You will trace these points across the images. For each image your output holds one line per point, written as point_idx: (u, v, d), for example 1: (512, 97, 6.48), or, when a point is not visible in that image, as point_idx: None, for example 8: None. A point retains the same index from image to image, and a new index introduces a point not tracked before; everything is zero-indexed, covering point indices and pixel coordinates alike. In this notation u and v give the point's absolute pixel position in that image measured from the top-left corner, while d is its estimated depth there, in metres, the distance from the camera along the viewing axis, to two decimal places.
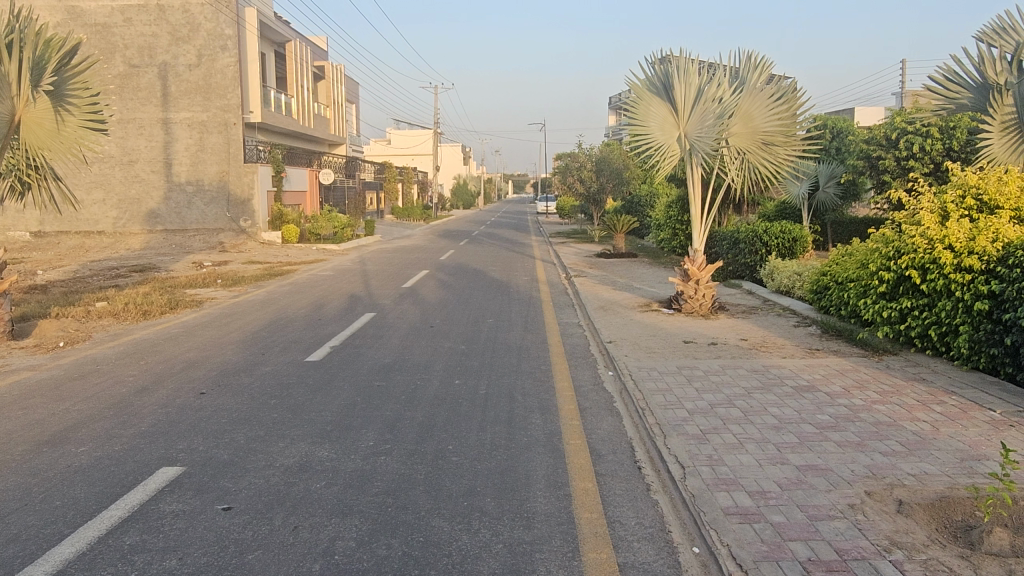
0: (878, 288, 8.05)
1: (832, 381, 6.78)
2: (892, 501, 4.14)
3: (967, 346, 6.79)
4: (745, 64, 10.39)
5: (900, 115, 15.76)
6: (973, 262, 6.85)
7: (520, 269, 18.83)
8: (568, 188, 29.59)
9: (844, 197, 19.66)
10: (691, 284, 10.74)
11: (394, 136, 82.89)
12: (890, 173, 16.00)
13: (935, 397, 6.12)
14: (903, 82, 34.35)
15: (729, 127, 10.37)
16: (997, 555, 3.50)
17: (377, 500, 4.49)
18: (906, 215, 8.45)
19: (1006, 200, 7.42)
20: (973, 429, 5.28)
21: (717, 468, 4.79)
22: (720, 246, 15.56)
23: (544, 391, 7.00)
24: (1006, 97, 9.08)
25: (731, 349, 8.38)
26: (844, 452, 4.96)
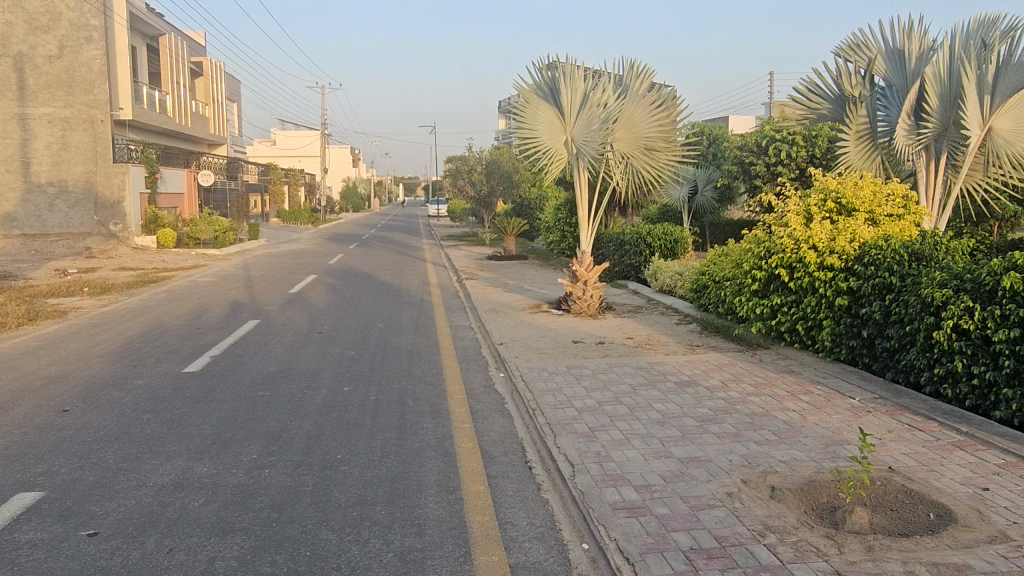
0: (752, 286, 8.53)
1: (711, 375, 7.11)
2: (766, 487, 4.37)
3: (830, 339, 7.32)
4: (628, 72, 10.79)
5: (768, 124, 16.81)
6: (833, 261, 7.38)
7: (410, 272, 18.63)
8: (459, 191, 29.66)
9: (720, 201, 20.70)
10: (579, 285, 10.99)
11: (278, 137, 80.20)
12: (761, 178, 16.98)
13: (802, 388, 6.53)
14: (771, 93, 36.73)
15: (613, 133, 10.70)
16: (858, 533, 3.76)
17: (261, 516, 4.29)
18: (775, 217, 8.98)
19: (861, 203, 8.04)
20: (836, 416, 5.67)
21: (605, 464, 4.91)
22: (607, 248, 16.00)
23: (435, 395, 6.95)
24: (859, 108, 9.79)
25: (618, 348, 8.61)
26: (722, 443, 5.20)
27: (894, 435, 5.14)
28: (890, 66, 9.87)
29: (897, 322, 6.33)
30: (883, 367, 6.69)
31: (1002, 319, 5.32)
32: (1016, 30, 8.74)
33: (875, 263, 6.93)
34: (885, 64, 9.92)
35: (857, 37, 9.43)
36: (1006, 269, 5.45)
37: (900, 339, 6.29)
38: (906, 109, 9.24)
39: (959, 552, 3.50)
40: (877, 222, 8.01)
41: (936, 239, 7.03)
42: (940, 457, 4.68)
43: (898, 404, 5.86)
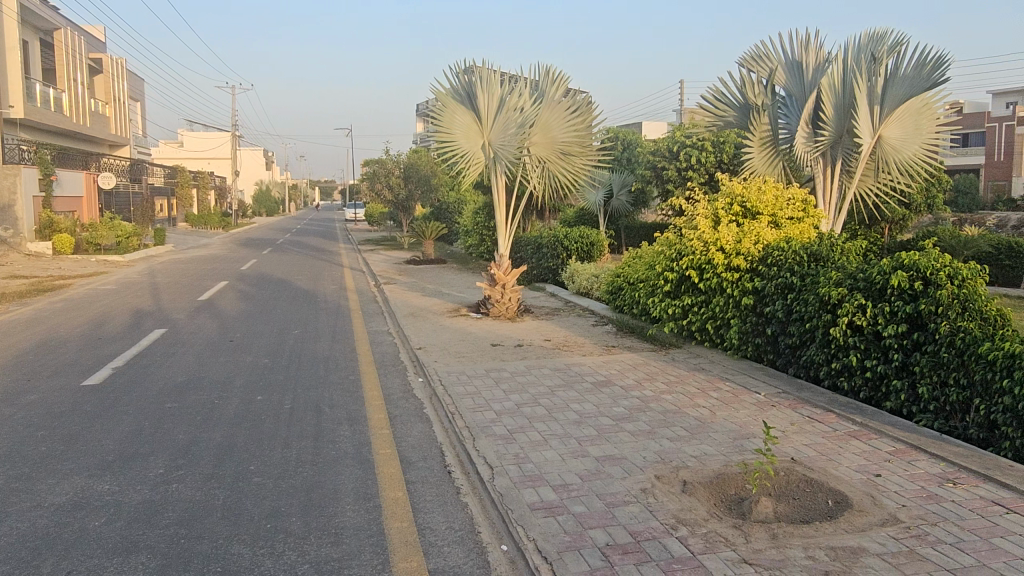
0: (664, 287, 8.79)
1: (626, 375, 7.28)
2: (678, 482, 4.51)
3: (738, 337, 7.63)
4: (544, 78, 10.94)
5: (679, 130, 17.36)
6: (740, 262, 7.70)
7: (327, 277, 18.25)
8: (376, 195, 29.24)
9: (634, 205, 21.24)
10: (498, 288, 11.04)
11: (185, 138, 77.06)
12: (672, 182, 17.52)
13: (711, 385, 6.77)
14: (682, 100, 37.97)
15: (530, 137, 10.83)
16: (764, 522, 3.93)
17: (168, 533, 4.11)
18: (685, 220, 9.30)
19: (765, 207, 8.42)
20: (743, 411, 5.92)
21: (523, 466, 4.95)
22: (525, 251, 16.14)
23: (352, 402, 6.84)
24: (762, 117, 10.39)
25: (536, 350, 8.70)
26: (637, 440, 5.34)
27: (796, 428, 5.40)
28: (790, 76, 10.38)
29: (798, 320, 6.67)
30: (786, 363, 7.03)
31: (891, 316, 5.69)
32: (902, 45, 9.33)
33: (778, 264, 7.28)
34: (785, 74, 10.41)
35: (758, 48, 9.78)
36: (895, 269, 5.83)
37: (801, 336, 6.63)
38: (804, 118, 9.73)
39: (855, 535, 3.71)
40: (779, 224, 8.41)
41: (833, 240, 7.44)
42: (838, 447, 4.96)
43: (799, 397, 6.16)
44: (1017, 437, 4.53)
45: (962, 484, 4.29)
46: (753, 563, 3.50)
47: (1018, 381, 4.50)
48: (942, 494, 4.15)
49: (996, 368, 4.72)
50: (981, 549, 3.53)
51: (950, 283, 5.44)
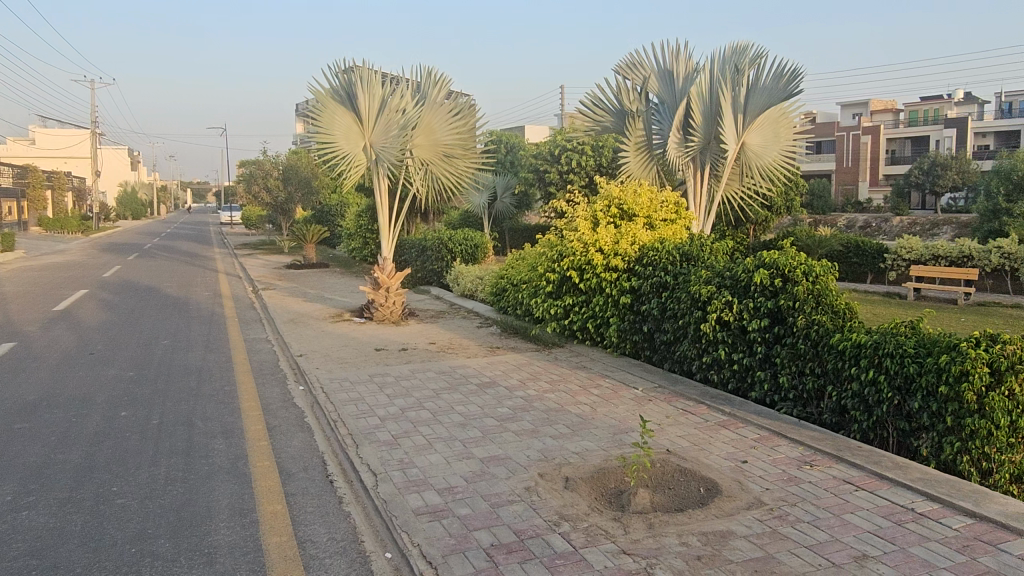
0: (547, 288, 8.96)
1: (510, 376, 7.36)
2: (560, 479, 4.61)
3: (616, 335, 7.90)
4: (425, 79, 10.89)
5: (560, 134, 17.78)
6: (617, 262, 7.97)
7: (200, 284, 17.32)
8: (253, 197, 27.83)
9: (518, 207, 21.58)
10: (381, 292, 10.88)
11: (37, 135, 70.97)
12: (554, 185, 17.91)
13: (592, 382, 6.97)
14: (562, 105, 38.91)
15: (412, 139, 10.73)
16: (641, 512, 4.08)
17: (16, 565, 3.76)
18: (566, 221, 9.51)
19: (640, 210, 8.76)
20: (622, 406, 6.13)
21: (407, 471, 4.90)
22: (409, 254, 15.98)
23: (227, 414, 6.53)
24: (637, 122, 10.90)
25: (421, 354, 8.64)
26: (520, 439, 5.41)
27: (671, 420, 5.64)
28: (661, 83, 10.86)
29: (672, 317, 6.98)
30: (662, 358, 7.35)
31: (755, 311, 6.05)
32: (762, 57, 9.95)
33: (653, 264, 7.60)
34: (657, 82, 10.88)
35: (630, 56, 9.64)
36: (757, 267, 6.22)
37: (675, 333, 6.94)
38: (675, 125, 10.19)
39: (724, 520, 3.92)
40: (653, 226, 8.77)
41: (703, 241, 7.84)
42: (709, 437, 5.22)
43: (674, 391, 6.45)
44: (864, 419, 4.94)
45: (818, 465, 4.62)
46: (631, 553, 3.61)
47: (864, 368, 4.91)
48: (800, 476, 4.45)
49: (845, 357, 5.12)
50: (834, 524, 3.82)
51: (806, 280, 5.86)
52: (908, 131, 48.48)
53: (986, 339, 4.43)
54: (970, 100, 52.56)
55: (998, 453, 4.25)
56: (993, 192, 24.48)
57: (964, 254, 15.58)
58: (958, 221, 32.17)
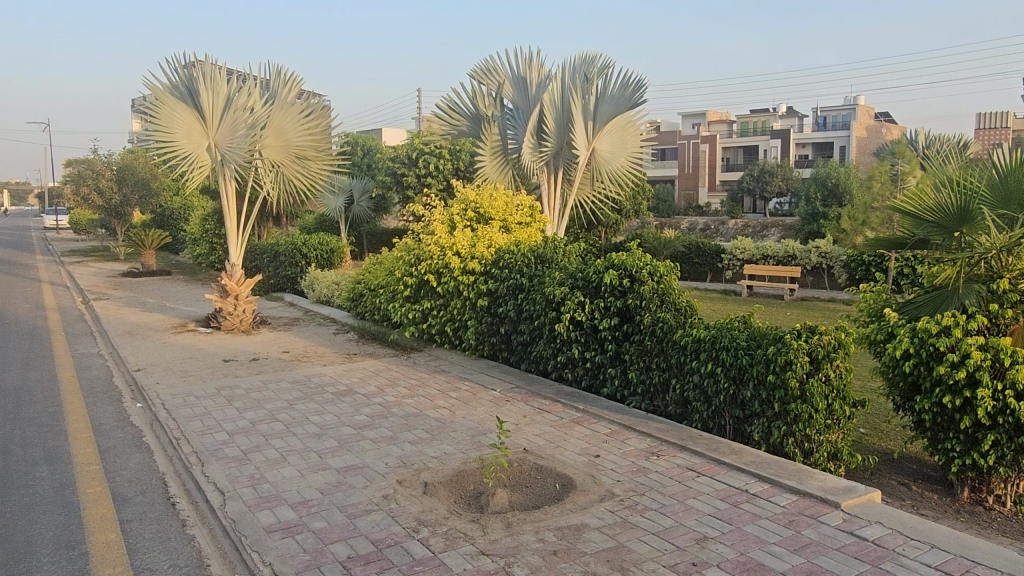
0: (404, 292, 8.88)
1: (368, 382, 7.22)
2: (419, 484, 4.57)
3: (474, 338, 7.96)
4: (274, 78, 10.49)
5: (417, 137, 17.72)
6: (474, 265, 8.04)
7: (18, 296, 15.59)
8: (82, 200, 25.54)
9: (375, 211, 21.23)
10: (230, 300, 10.33)
11: None
12: (412, 188, 17.81)
13: (451, 385, 6.98)
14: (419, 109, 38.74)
15: (261, 140, 10.22)
16: (500, 512, 4.13)
17: None
18: (422, 225, 9.45)
19: (496, 214, 8.88)
20: (481, 408, 6.18)
21: (259, 487, 4.67)
22: (260, 260, 15.24)
23: (52, 438, 5.93)
24: (492, 127, 11.14)
25: (273, 363, 8.28)
26: (378, 447, 5.32)
27: (527, 420, 5.75)
28: (515, 89, 11.12)
29: (528, 319, 7.14)
30: (519, 359, 7.50)
31: (605, 311, 6.32)
32: (608, 67, 10.40)
33: (509, 266, 7.75)
34: (511, 88, 11.14)
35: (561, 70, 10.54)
36: (607, 268, 6.49)
37: (530, 334, 7.11)
38: (529, 130, 10.40)
39: (578, 514, 4.05)
40: (509, 229, 8.92)
41: (557, 243, 8.08)
42: (564, 434, 5.38)
43: (530, 391, 6.59)
44: (705, 409, 5.29)
45: (664, 455, 4.89)
46: (489, 554, 3.65)
47: (704, 361, 5.24)
48: (647, 466, 4.69)
49: (687, 351, 5.45)
50: (678, 510, 4.05)
51: (651, 280, 6.19)
52: (741, 141, 52.47)
53: (806, 330, 4.87)
54: (792, 113, 57.75)
55: (818, 434, 4.68)
56: (811, 197, 27.03)
57: (788, 254, 17.09)
58: (784, 223, 35.29)
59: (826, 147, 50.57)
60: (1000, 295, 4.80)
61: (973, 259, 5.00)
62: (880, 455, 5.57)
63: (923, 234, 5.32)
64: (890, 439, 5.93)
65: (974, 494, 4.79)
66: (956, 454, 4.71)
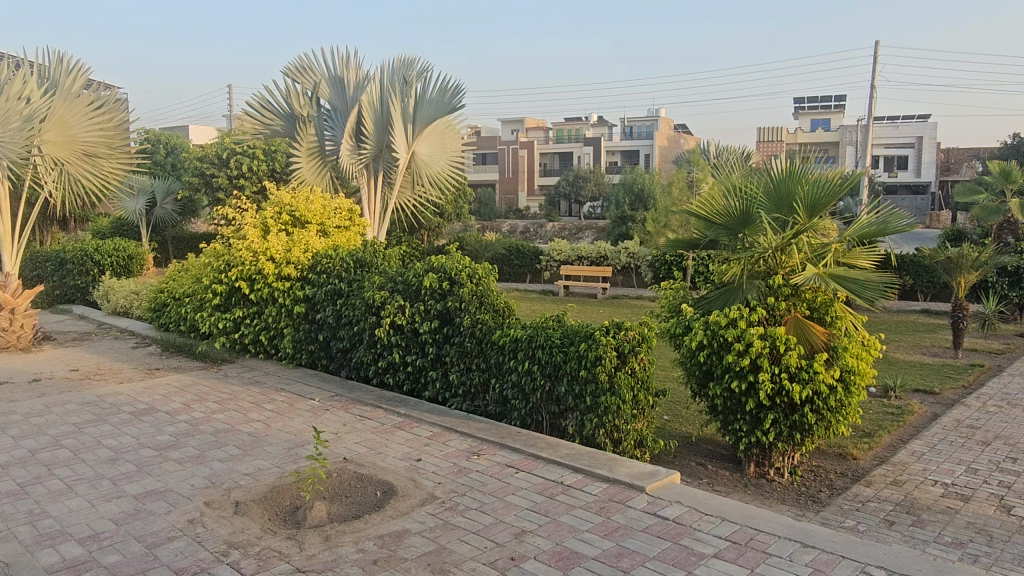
0: (213, 301, 8.31)
1: (172, 399, 6.67)
2: (230, 505, 4.30)
3: (291, 346, 7.64)
4: (56, 66, 9.43)
5: (228, 136, 16.72)
6: (290, 271, 7.70)
7: None
8: None
9: (182, 214, 19.74)
10: (4, 314, 9.12)
11: None
12: (223, 190, 16.78)
13: (267, 397, 6.64)
14: (231, 106, 36.56)
15: (41, 134, 9.00)
16: (317, 526, 3.97)
17: None
18: (232, 230, 8.90)
19: (312, 216, 8.57)
20: (298, 419, 5.93)
21: (38, 523, 4.15)
22: (43, 268, 13.58)
23: None
24: (308, 127, 10.65)
25: (58, 384, 7.40)
26: (183, 468, 4.93)
27: (347, 428, 5.61)
28: (333, 90, 10.80)
29: (348, 324, 6.99)
30: (339, 366, 7.30)
31: (425, 314, 6.33)
32: (427, 71, 10.41)
33: (327, 271, 7.54)
34: (328, 88, 10.79)
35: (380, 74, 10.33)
36: (426, 271, 6.50)
37: (350, 339, 6.96)
38: (347, 131, 10.15)
39: (399, 520, 4.00)
40: (327, 232, 8.65)
41: (376, 247, 7.97)
42: (385, 440, 5.31)
43: (351, 398, 6.43)
44: (523, 407, 5.44)
45: (484, 454, 4.97)
46: (306, 570, 3.50)
47: (522, 360, 5.40)
48: (469, 466, 4.75)
49: (505, 351, 5.59)
50: (498, 507, 4.14)
51: (470, 282, 6.28)
52: (557, 147, 54.80)
53: (613, 326, 5.16)
54: (603, 122, 61.28)
55: (626, 423, 4.99)
56: (620, 202, 28.89)
57: (600, 255, 18.09)
58: (597, 227, 37.42)
59: (632, 154, 54.23)
60: (776, 289, 5.38)
61: (754, 257, 5.56)
62: (681, 440, 6.04)
63: (713, 235, 5.77)
64: (689, 424, 6.46)
65: (758, 468, 5.33)
66: (743, 433, 5.22)
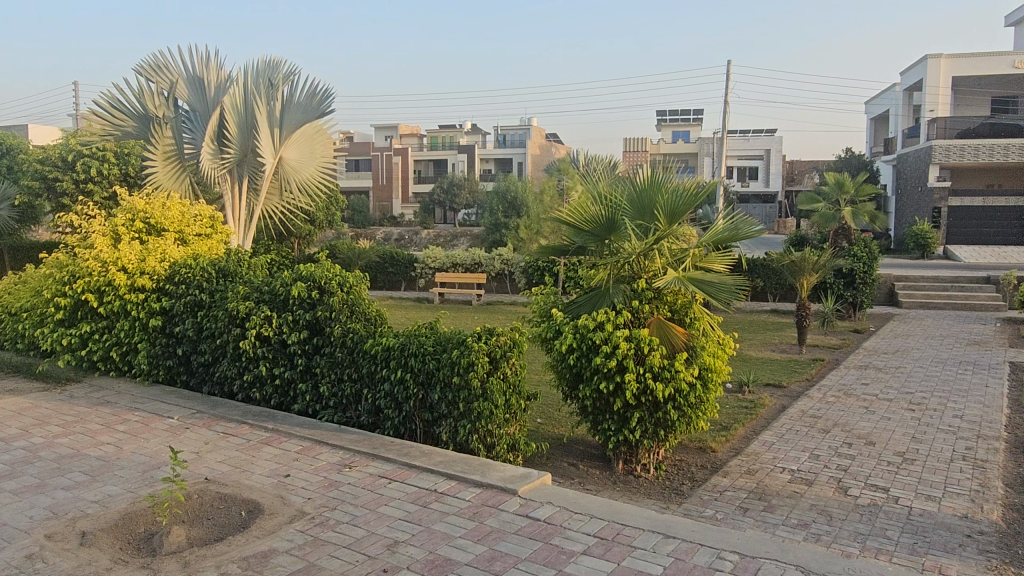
0: (56, 315, 7.64)
1: (7, 425, 6.06)
2: (74, 536, 3.96)
3: (147, 362, 7.16)
4: None
5: (73, 137, 15.48)
6: (144, 282, 7.21)
7: None
8: None
9: (20, 221, 18.05)
10: None
11: None
12: (68, 196, 15.53)
13: (119, 417, 6.18)
14: (77, 103, 33.88)
15: None
16: (175, 552, 3.74)
17: None
18: (78, 238, 8.23)
19: (169, 224, 8.07)
20: (154, 440, 5.57)
21: None
22: None
23: None
24: (165, 130, 10.09)
25: None
26: (20, 499, 4.50)
27: (209, 446, 5.32)
28: (191, 91, 10.24)
29: (210, 337, 6.65)
30: (200, 382, 6.93)
31: (294, 325, 6.13)
32: (294, 74, 10.14)
33: (186, 282, 7.13)
34: (186, 88, 10.22)
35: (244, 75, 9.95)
36: (294, 280, 6.29)
37: (212, 353, 6.62)
38: (207, 135, 9.67)
39: (265, 539, 3.85)
40: (186, 241, 8.18)
41: (241, 256, 7.63)
42: (251, 457, 5.08)
43: (214, 414, 6.11)
44: (396, 416, 5.38)
45: (356, 466, 4.87)
46: None
47: (394, 369, 5.34)
48: (340, 480, 4.63)
49: (377, 360, 5.51)
50: (370, 519, 4.06)
51: (340, 290, 6.14)
52: (431, 154, 54.70)
53: (485, 332, 5.20)
54: (477, 129, 61.82)
55: (498, 428, 5.05)
56: (494, 209, 29.25)
57: (474, 262, 18.20)
58: (471, 234, 37.67)
59: (506, 162, 55.05)
60: (640, 292, 5.62)
61: (619, 262, 5.78)
62: (553, 441, 6.19)
63: (580, 241, 5.96)
64: (562, 425, 6.63)
65: (626, 465, 5.54)
66: (612, 432, 5.42)
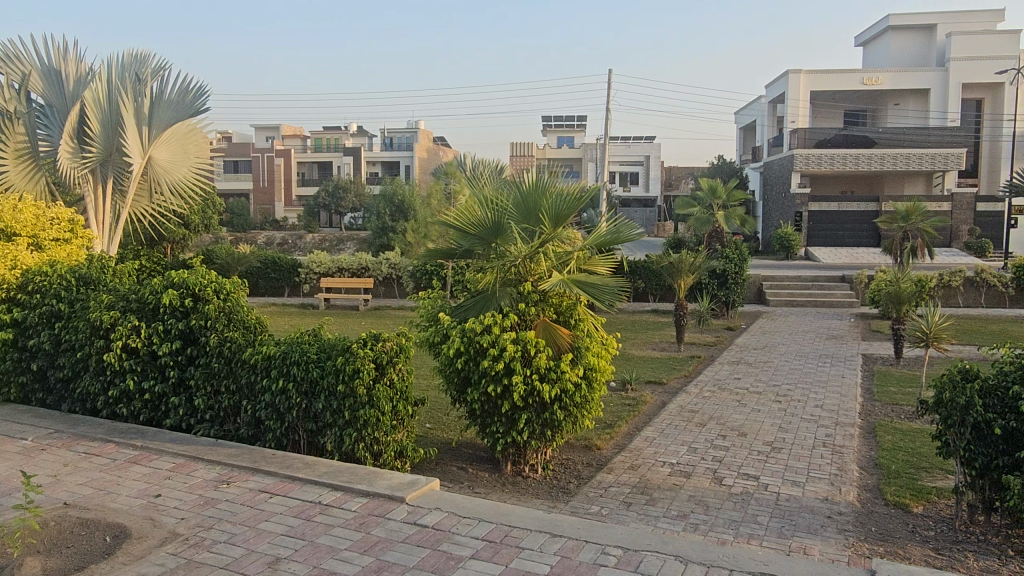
0: None
1: None
2: None
3: None
4: None
5: None
6: None
7: None
8: None
9: None
10: None
11: None
12: None
13: None
14: None
15: None
16: None
17: None
18: None
19: (21, 227, 7.41)
20: (4, 464, 5.09)
21: None
22: None
23: None
24: (16, 126, 9.25)
25: None
26: None
27: (69, 468, 4.93)
28: (47, 83, 9.51)
29: (70, 350, 6.18)
30: (59, 399, 6.41)
31: (165, 335, 5.78)
32: (164, 69, 9.63)
33: (41, 291, 6.57)
34: (41, 80, 9.47)
35: (109, 68, 9.38)
36: (165, 287, 5.92)
37: (72, 367, 6.14)
38: (66, 132, 8.97)
39: (134, 565, 3.60)
40: (41, 247, 7.54)
41: (105, 262, 7.10)
42: (117, 477, 4.75)
43: (74, 434, 5.66)
44: (278, 427, 5.19)
45: (234, 482, 4.65)
46: None
47: (275, 378, 5.15)
48: (217, 497, 4.41)
49: (257, 370, 5.29)
50: (249, 536, 3.89)
51: (216, 298, 5.83)
52: (315, 156, 53.23)
53: (370, 337, 5.10)
54: (363, 131, 60.69)
55: (385, 435, 4.97)
56: (380, 212, 28.82)
57: (361, 266, 17.85)
58: (358, 237, 36.97)
59: (393, 165, 54.39)
60: (526, 295, 5.69)
61: (505, 265, 5.83)
62: (442, 446, 6.16)
63: (468, 245, 5.95)
64: (450, 429, 6.61)
65: (515, 467, 5.59)
66: (500, 435, 5.46)
